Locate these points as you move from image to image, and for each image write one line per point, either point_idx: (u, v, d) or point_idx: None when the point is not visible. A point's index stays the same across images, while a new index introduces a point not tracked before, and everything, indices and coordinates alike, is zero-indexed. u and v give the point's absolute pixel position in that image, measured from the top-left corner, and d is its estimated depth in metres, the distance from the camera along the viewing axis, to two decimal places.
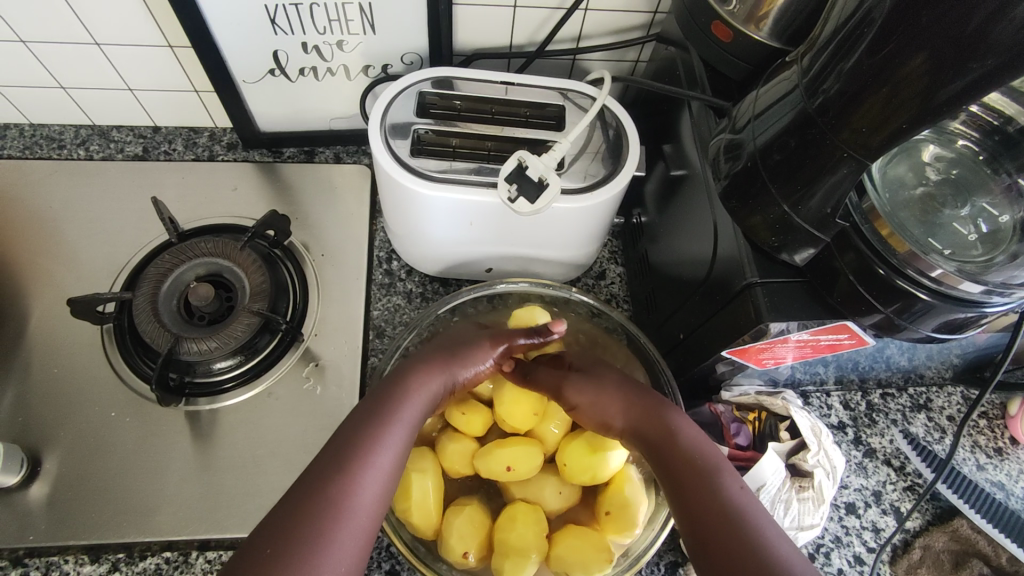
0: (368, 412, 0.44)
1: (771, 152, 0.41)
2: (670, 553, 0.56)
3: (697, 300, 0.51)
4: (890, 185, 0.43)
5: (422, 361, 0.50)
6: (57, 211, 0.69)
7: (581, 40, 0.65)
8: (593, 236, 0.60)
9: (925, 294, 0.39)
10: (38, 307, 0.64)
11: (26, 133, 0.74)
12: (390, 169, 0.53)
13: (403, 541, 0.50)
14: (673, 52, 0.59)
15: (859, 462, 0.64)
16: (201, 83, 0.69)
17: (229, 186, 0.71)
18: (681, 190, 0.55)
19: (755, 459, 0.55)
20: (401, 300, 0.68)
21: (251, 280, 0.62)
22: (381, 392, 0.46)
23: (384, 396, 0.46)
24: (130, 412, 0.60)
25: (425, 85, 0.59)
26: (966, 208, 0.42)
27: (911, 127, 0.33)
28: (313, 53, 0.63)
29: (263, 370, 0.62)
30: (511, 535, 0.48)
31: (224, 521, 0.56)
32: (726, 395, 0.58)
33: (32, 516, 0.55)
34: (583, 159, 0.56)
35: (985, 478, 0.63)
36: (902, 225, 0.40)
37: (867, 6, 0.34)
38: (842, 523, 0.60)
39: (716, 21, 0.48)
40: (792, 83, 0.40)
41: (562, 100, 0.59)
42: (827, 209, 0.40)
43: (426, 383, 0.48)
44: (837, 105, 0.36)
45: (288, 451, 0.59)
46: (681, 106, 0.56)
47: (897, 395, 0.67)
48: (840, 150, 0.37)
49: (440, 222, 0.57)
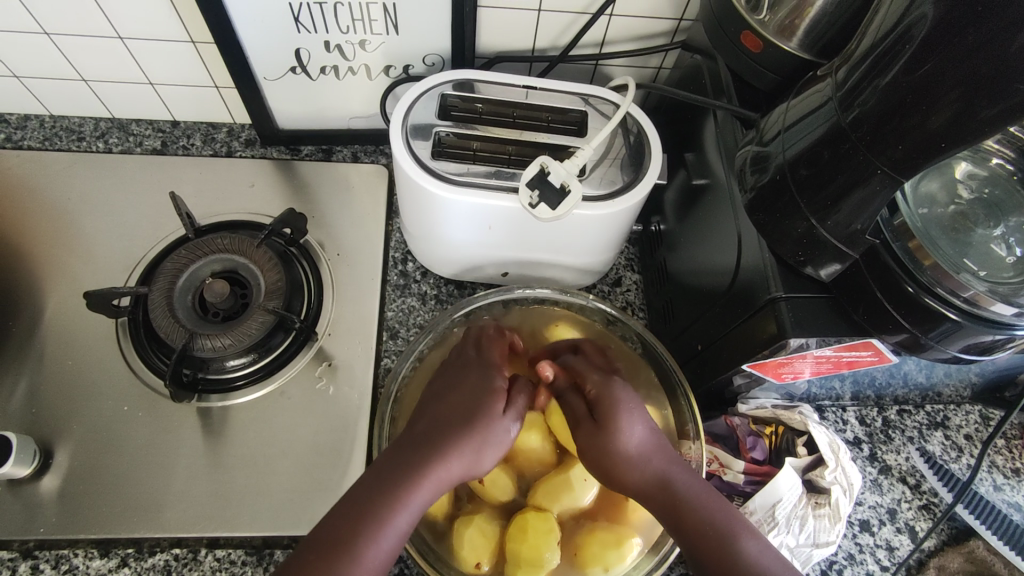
0: (375, 501, 0.42)
1: (801, 165, 0.40)
2: (681, 565, 0.56)
3: (716, 311, 0.51)
4: (920, 201, 0.42)
5: (429, 432, 0.47)
6: (74, 203, 0.69)
7: (604, 45, 0.65)
8: (611, 243, 0.59)
9: (955, 313, 0.39)
10: (54, 299, 0.64)
11: (46, 124, 0.75)
12: (411, 172, 0.53)
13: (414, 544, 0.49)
14: (699, 60, 0.58)
15: (873, 479, 0.63)
16: (222, 79, 0.69)
17: (246, 183, 0.71)
18: (703, 199, 0.55)
19: (772, 473, 0.54)
20: (416, 301, 0.67)
21: (266, 277, 0.62)
22: (394, 471, 0.44)
23: (401, 473, 0.44)
24: (142, 407, 0.60)
25: (447, 87, 0.58)
26: (998, 227, 0.42)
27: (951, 145, 0.32)
28: (335, 52, 0.63)
29: (275, 369, 0.62)
30: (523, 545, 0.47)
31: (233, 519, 0.56)
32: (743, 408, 0.57)
33: (43, 508, 0.55)
34: (603, 166, 0.55)
35: (1002, 498, 0.62)
36: (933, 242, 0.39)
37: (906, 22, 0.33)
38: (856, 541, 0.60)
39: (748, 31, 0.48)
40: (825, 96, 0.39)
41: (584, 106, 0.59)
42: (856, 225, 0.39)
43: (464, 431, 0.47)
44: (872, 120, 0.35)
45: (299, 450, 0.59)
46: (705, 115, 0.56)
47: (914, 412, 0.67)
48: (873, 165, 0.36)
49: (458, 226, 0.57)
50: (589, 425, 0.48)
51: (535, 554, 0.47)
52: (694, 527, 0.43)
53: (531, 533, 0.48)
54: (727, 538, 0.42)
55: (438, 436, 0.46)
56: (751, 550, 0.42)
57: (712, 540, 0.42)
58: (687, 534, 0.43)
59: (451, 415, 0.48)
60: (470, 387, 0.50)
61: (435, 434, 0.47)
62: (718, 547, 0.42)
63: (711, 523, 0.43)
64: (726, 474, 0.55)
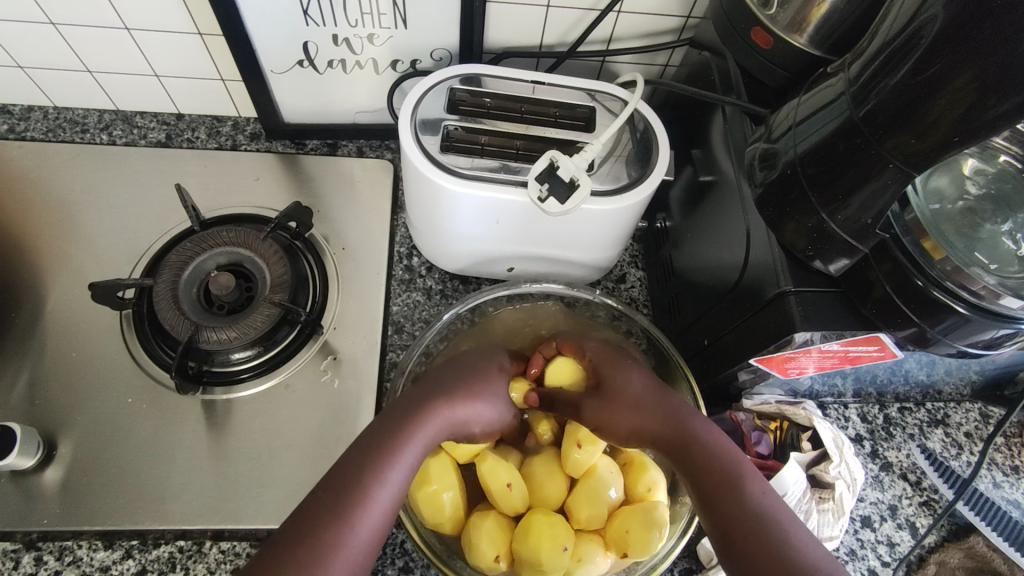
0: (388, 428, 0.43)
1: (811, 160, 0.40)
2: (684, 560, 0.56)
3: (723, 306, 0.51)
4: (928, 198, 0.42)
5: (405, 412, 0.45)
6: (78, 195, 0.69)
7: (611, 42, 0.65)
8: (617, 239, 0.60)
9: (963, 307, 0.39)
10: (58, 290, 0.64)
11: (50, 116, 0.74)
12: (420, 165, 0.53)
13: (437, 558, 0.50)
14: (706, 57, 0.59)
15: (875, 475, 0.63)
16: (228, 72, 0.69)
17: (251, 176, 0.71)
18: (709, 195, 0.55)
19: (777, 468, 0.55)
20: (421, 296, 0.67)
21: (272, 270, 0.62)
22: (403, 408, 0.46)
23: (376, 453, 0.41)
24: (146, 399, 0.60)
25: (455, 81, 0.58)
26: (1006, 223, 0.42)
27: (963, 140, 0.33)
28: (343, 46, 0.63)
29: (280, 362, 0.62)
30: (540, 548, 0.47)
31: (238, 511, 0.56)
32: (748, 404, 0.58)
33: (46, 499, 0.55)
34: (611, 161, 0.56)
35: (1001, 495, 0.63)
36: (943, 236, 0.40)
37: (917, 20, 0.33)
38: (857, 536, 0.60)
39: (759, 28, 0.48)
40: (837, 92, 0.40)
41: (592, 101, 0.59)
42: (866, 220, 0.40)
43: (439, 411, 0.46)
44: (884, 115, 0.36)
45: (304, 443, 0.59)
46: (713, 111, 0.56)
47: (915, 409, 0.67)
48: (885, 160, 0.37)
49: (466, 220, 0.57)
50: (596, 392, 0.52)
51: (551, 555, 0.46)
52: (703, 466, 0.44)
53: (547, 533, 0.47)
54: (729, 481, 0.42)
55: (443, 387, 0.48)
56: (755, 492, 0.41)
57: (714, 475, 0.43)
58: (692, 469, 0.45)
59: (453, 378, 0.50)
60: (472, 363, 0.53)
61: (441, 389, 0.48)
62: (716, 481, 0.43)
63: (719, 465, 0.44)
64: None
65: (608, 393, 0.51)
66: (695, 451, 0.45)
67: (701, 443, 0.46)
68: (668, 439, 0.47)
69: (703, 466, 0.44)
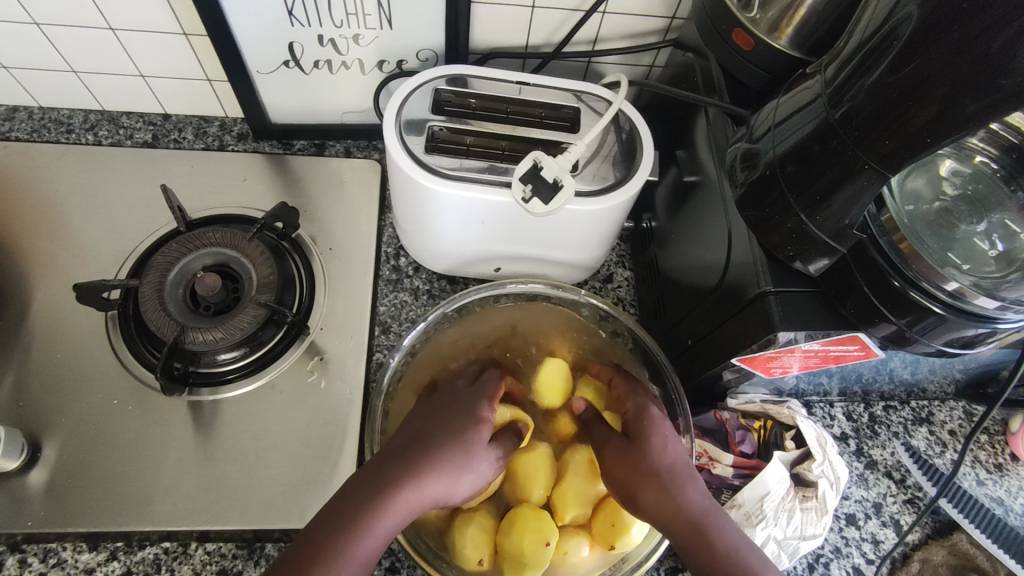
0: (373, 495, 0.43)
1: (790, 161, 0.41)
2: (670, 558, 0.56)
3: (707, 306, 0.51)
4: (906, 198, 0.43)
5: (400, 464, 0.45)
6: (63, 196, 0.69)
7: (597, 42, 0.65)
8: (602, 239, 0.60)
9: (940, 307, 0.39)
10: (42, 291, 0.64)
11: (35, 116, 0.74)
12: (405, 166, 0.53)
13: (421, 553, 0.50)
14: (690, 58, 0.59)
15: (860, 473, 0.64)
16: (214, 72, 0.69)
17: (238, 176, 0.71)
18: (693, 196, 0.55)
19: (760, 467, 0.55)
20: (408, 296, 0.68)
21: (259, 271, 0.62)
22: (385, 475, 0.44)
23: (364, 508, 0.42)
24: (132, 400, 0.60)
25: (441, 82, 0.58)
26: (982, 223, 0.42)
27: (936, 140, 0.33)
28: (329, 46, 0.63)
29: (266, 363, 0.61)
30: (524, 544, 0.47)
31: (224, 512, 0.55)
32: (732, 403, 0.58)
33: (31, 501, 0.55)
34: (596, 161, 0.56)
35: (984, 493, 0.63)
36: (920, 237, 0.40)
37: (891, 21, 0.34)
38: (842, 534, 0.60)
39: (738, 29, 0.48)
40: (814, 93, 0.40)
41: (577, 102, 0.59)
42: (844, 221, 0.40)
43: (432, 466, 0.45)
44: (860, 116, 0.36)
45: (290, 444, 0.59)
46: (697, 112, 0.56)
47: (900, 407, 0.68)
48: (861, 161, 0.37)
49: (451, 220, 0.57)
50: (618, 442, 0.49)
51: (536, 550, 0.47)
52: (717, 560, 0.41)
53: (531, 528, 0.48)
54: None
55: (428, 443, 0.47)
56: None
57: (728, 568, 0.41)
58: (703, 559, 0.42)
59: (439, 429, 0.48)
60: (464, 404, 0.50)
61: (425, 446, 0.47)
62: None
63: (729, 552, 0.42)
64: (715, 467, 0.55)
65: (616, 456, 0.48)
66: (709, 542, 0.42)
67: (716, 526, 0.43)
68: (678, 525, 0.43)
69: (713, 558, 0.41)
